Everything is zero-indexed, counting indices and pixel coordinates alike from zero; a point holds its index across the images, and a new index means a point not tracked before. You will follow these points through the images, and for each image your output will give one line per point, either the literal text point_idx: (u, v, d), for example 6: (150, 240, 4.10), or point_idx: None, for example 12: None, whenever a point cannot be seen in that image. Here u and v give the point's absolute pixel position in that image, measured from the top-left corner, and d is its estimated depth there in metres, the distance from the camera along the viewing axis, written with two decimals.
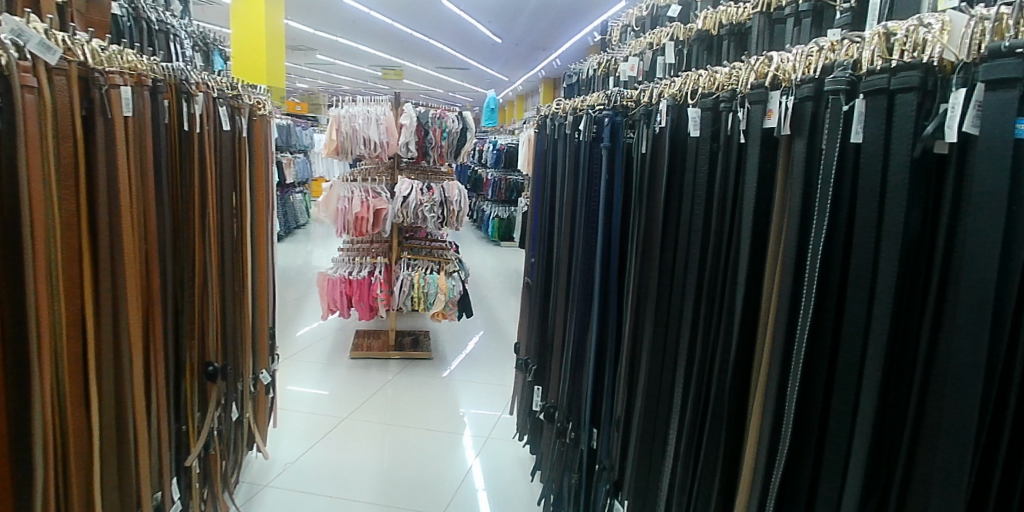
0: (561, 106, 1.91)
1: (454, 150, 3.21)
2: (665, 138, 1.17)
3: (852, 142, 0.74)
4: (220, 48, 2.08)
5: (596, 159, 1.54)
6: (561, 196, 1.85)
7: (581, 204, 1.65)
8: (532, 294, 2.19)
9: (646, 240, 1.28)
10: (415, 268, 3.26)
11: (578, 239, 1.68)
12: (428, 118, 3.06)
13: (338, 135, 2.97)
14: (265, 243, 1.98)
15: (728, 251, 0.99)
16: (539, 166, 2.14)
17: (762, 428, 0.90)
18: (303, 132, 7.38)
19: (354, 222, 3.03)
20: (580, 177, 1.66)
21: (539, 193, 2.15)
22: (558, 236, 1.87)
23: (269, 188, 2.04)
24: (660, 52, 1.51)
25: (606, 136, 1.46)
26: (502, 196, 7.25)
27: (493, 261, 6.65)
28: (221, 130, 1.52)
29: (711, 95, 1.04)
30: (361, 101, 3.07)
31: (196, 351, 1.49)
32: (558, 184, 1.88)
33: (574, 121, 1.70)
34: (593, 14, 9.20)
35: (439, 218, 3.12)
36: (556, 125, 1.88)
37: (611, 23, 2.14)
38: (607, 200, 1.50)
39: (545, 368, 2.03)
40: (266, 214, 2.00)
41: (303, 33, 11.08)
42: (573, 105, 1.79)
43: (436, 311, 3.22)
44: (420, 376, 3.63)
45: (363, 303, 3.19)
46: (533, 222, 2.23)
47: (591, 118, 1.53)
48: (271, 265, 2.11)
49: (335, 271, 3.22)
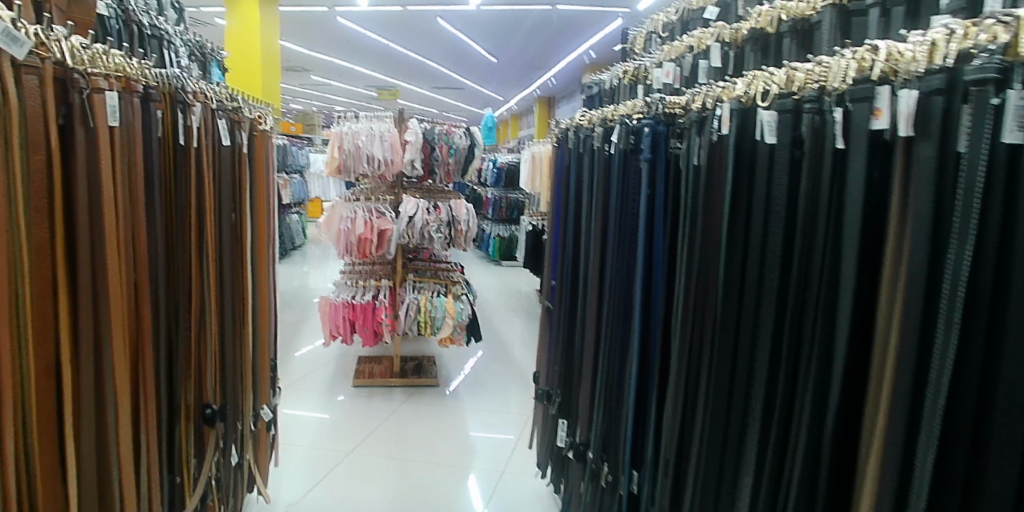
0: (586, 118, 1.78)
1: (461, 167, 3.06)
2: (728, 145, 1.04)
3: (1006, 142, 0.59)
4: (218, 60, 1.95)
5: (634, 173, 1.40)
6: (588, 213, 1.71)
7: (615, 222, 1.51)
8: (554, 319, 2.03)
9: (704, 260, 1.13)
10: (421, 291, 3.09)
11: (612, 259, 1.54)
12: (434, 134, 2.92)
13: (341, 152, 2.84)
14: (267, 267, 1.82)
15: (821, 274, 0.85)
16: (559, 182, 2.00)
17: (882, 489, 0.74)
18: (298, 152, 7.25)
19: (356, 244, 2.87)
20: (613, 193, 1.52)
21: (559, 211, 2.02)
22: (586, 256, 1.73)
23: (272, 208, 1.90)
24: (704, 56, 1.38)
25: (646, 147, 1.32)
26: (503, 215, 7.11)
27: (495, 281, 6.48)
28: (221, 145, 1.38)
29: (794, 96, 0.90)
30: (364, 117, 2.94)
31: (192, 391, 1.32)
32: (584, 200, 1.74)
33: (605, 131, 1.57)
34: (589, 33, 9.24)
35: (446, 238, 2.96)
36: (581, 137, 1.75)
37: (632, 30, 2.03)
38: (649, 216, 1.36)
39: (571, 400, 1.86)
40: (268, 237, 1.84)
41: (298, 54, 11.06)
42: (601, 115, 1.66)
43: (443, 337, 3.04)
44: (427, 405, 3.43)
45: (367, 329, 3.01)
46: (552, 243, 2.09)
47: (628, 128, 1.40)
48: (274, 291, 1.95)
49: (337, 295, 3.04)
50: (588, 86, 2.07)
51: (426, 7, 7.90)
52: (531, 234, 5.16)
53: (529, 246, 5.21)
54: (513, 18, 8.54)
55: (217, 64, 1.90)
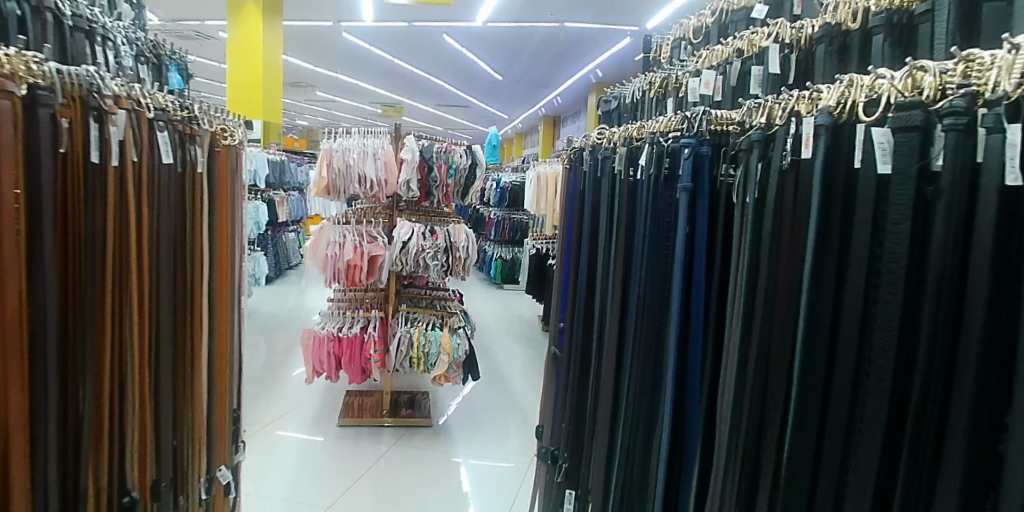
0: (606, 137, 1.51)
1: (461, 189, 2.80)
2: (813, 174, 0.77)
3: None
4: (178, 64, 1.71)
5: (667, 205, 1.13)
6: (606, 248, 1.44)
7: (641, 263, 1.23)
8: (562, 368, 1.74)
9: (769, 325, 0.85)
10: (414, 323, 2.80)
11: (636, 308, 1.25)
12: (433, 152, 2.67)
13: (330, 171, 2.58)
14: (227, 304, 1.54)
15: (976, 370, 0.57)
16: (571, 210, 1.73)
17: None
18: (297, 168, 7.04)
19: (344, 271, 2.60)
20: (640, 228, 1.25)
21: (571, 243, 1.74)
22: (603, 298, 1.45)
23: (240, 236, 1.63)
24: (757, 61, 1.13)
25: (685, 173, 1.05)
26: (506, 235, 6.85)
27: (496, 305, 6.18)
28: (161, 163, 1.11)
29: (930, 106, 0.64)
30: (357, 133, 2.69)
31: (109, 473, 1.03)
32: (601, 232, 1.47)
33: (631, 153, 1.31)
34: (596, 51, 9.11)
35: (443, 267, 2.68)
36: (599, 159, 1.48)
37: (656, 38, 1.80)
38: (687, 261, 1.08)
39: (582, 470, 1.56)
40: (232, 269, 1.57)
41: (302, 69, 10.97)
42: (624, 133, 1.39)
43: (437, 375, 2.75)
44: (419, 448, 3.11)
45: (353, 365, 2.72)
46: (561, 278, 1.80)
47: (661, 149, 1.13)
48: (237, 330, 1.67)
49: (322, 327, 2.75)
50: (606, 99, 1.81)
51: (431, 23, 7.81)
52: (534, 258, 4.87)
53: (532, 271, 4.91)
54: (519, 35, 8.41)
55: (177, 69, 1.65)
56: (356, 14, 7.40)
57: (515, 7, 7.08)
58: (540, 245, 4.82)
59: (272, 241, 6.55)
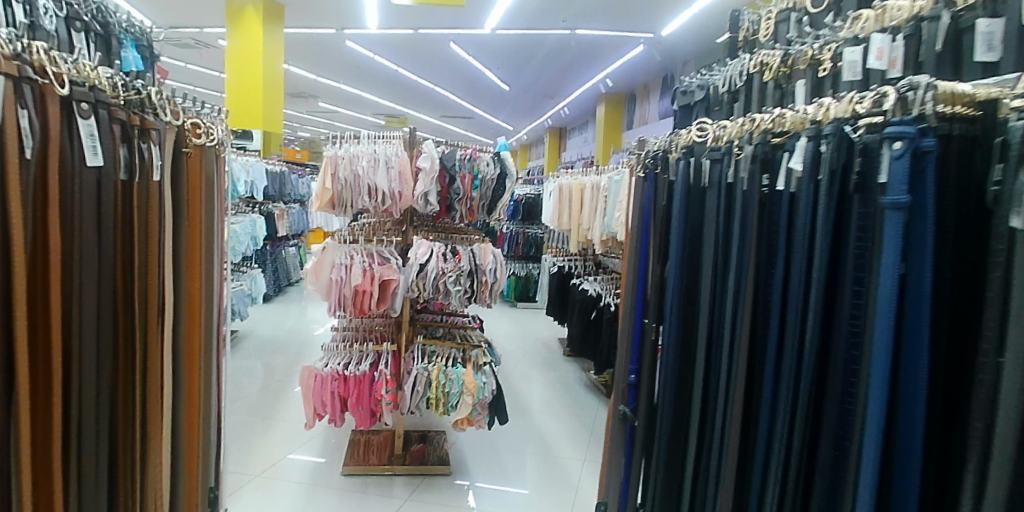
0: (705, 134, 1.12)
1: (487, 203, 2.41)
2: None
3: None
4: None
5: (856, 227, 0.74)
6: (719, 283, 1.04)
7: (797, 311, 0.84)
8: (636, 433, 1.33)
9: None
10: (432, 360, 2.39)
11: (783, 377, 0.86)
12: (456, 160, 2.28)
13: (335, 183, 2.19)
14: (199, 355, 1.16)
15: None
16: (648, 231, 1.34)
17: None
18: (299, 180, 6.68)
19: (352, 298, 2.19)
20: (790, 258, 0.86)
21: (648, 272, 1.34)
22: (712, 352, 1.05)
23: (219, 263, 1.25)
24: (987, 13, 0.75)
25: (900, 182, 0.67)
26: (519, 251, 6.53)
27: (511, 326, 5.76)
28: (86, 166, 0.74)
29: None
30: (366, 138, 2.32)
31: None
32: (705, 261, 1.08)
33: (765, 152, 0.93)
34: (607, 59, 8.76)
35: (467, 293, 2.29)
36: (701, 164, 1.10)
37: (747, 14, 1.40)
38: (904, 314, 0.69)
39: None
40: (209, 308, 1.19)
41: (306, 79, 10.70)
42: (743, 127, 1.01)
43: (459, 419, 2.34)
44: (438, 502, 2.65)
45: (362, 408, 2.29)
46: (629, 317, 1.40)
47: (853, 145, 0.74)
48: (217, 384, 1.29)
49: (325, 364, 2.31)
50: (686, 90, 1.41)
51: (438, 30, 7.53)
52: (556, 276, 4.40)
53: (553, 291, 4.44)
54: (528, 43, 8.10)
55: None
56: (360, 20, 7.09)
57: (526, 14, 6.79)
58: (562, 263, 4.37)
59: (271, 256, 6.13)
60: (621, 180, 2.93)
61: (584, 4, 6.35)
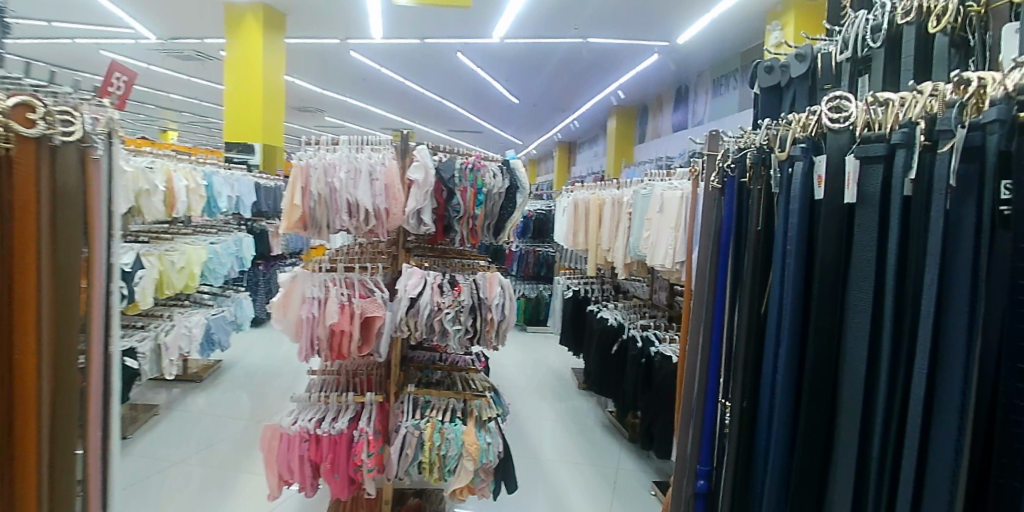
0: (849, 114, 0.68)
1: (493, 223, 1.99)
2: None
3: None
4: None
5: None
6: (892, 364, 0.61)
7: None
8: None
9: None
10: (426, 414, 1.95)
11: None
12: (455, 170, 1.85)
13: (307, 198, 1.79)
14: (39, 429, 0.82)
15: None
16: (731, 267, 0.90)
17: None
18: None
19: (326, 340, 1.78)
20: None
21: (730, 327, 0.90)
22: (882, 486, 0.62)
23: (101, 298, 0.90)
24: None
25: None
26: (529, 271, 6.18)
27: (522, 353, 5.30)
28: None
29: None
30: (347, 144, 1.93)
31: None
32: (857, 327, 0.65)
33: (1016, 136, 0.49)
34: (620, 69, 8.39)
35: (468, 333, 1.84)
36: (849, 164, 0.66)
37: None
38: None
39: None
40: (63, 363, 0.84)
41: (310, 92, 10.48)
42: (937, 99, 0.58)
43: (457, 487, 1.89)
44: None
45: (337, 475, 1.85)
46: (693, 388, 0.96)
47: None
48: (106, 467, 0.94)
49: (294, 420, 1.89)
50: (786, 63, 0.98)
51: (444, 39, 7.23)
52: (570, 301, 3.84)
53: (567, 317, 3.90)
54: (538, 52, 7.76)
55: None
56: (363, 30, 6.81)
57: (534, 21, 6.46)
58: (577, 286, 3.86)
59: (265, 275, 5.74)
60: (649, 194, 2.49)
61: (597, 10, 6.00)
